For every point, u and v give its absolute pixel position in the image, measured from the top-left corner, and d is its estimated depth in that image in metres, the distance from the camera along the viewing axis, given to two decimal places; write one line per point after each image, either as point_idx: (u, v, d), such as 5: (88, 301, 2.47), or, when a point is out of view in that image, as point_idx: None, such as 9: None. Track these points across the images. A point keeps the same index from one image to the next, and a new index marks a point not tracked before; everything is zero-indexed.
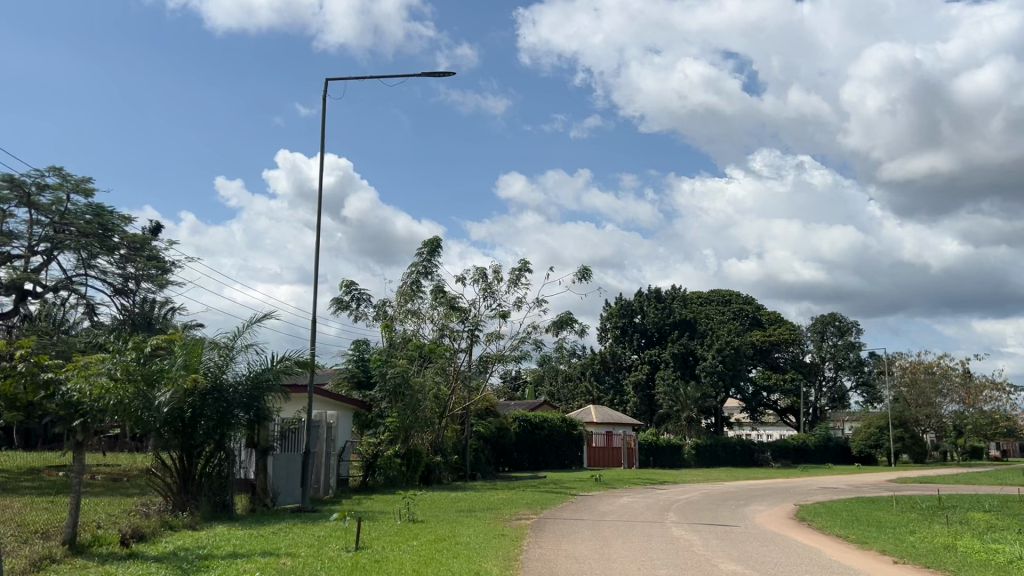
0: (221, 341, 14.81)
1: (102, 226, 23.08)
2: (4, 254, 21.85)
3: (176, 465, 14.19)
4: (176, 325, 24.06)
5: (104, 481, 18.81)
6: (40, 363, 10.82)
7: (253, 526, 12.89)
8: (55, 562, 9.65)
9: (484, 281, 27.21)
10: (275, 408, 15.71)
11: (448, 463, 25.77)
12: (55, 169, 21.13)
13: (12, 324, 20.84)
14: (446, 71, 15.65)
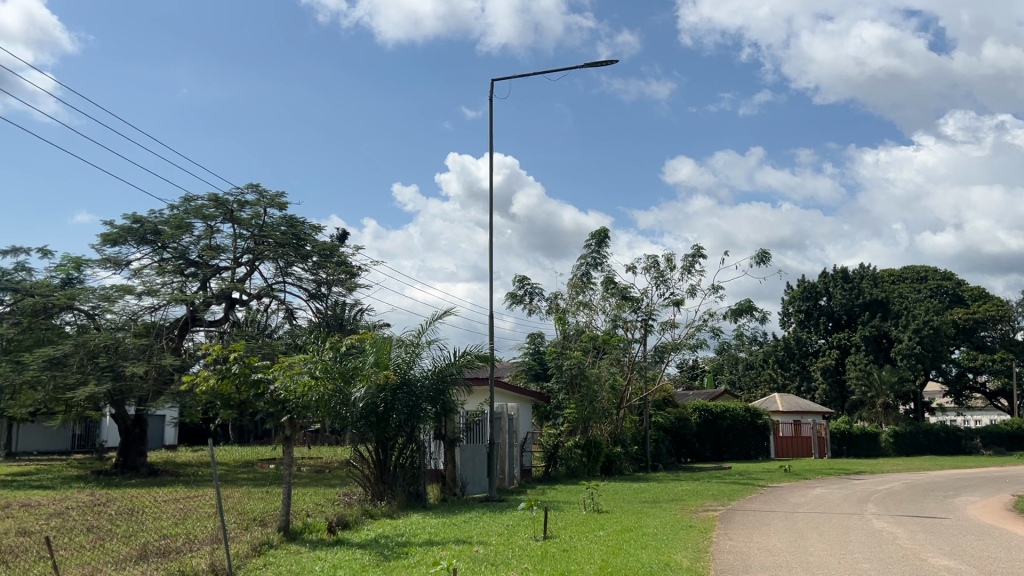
0: (407, 339, 15.49)
1: (295, 235, 24.77)
2: (213, 266, 23.97)
3: (373, 457, 15.01)
4: (364, 325, 25.42)
5: (309, 472, 20.29)
6: (251, 363, 11.78)
7: (446, 515, 13.41)
8: (272, 547, 10.48)
9: (656, 269, 26.83)
10: (459, 401, 16.29)
11: (629, 454, 25.62)
12: (253, 185, 22.94)
13: (223, 330, 22.84)
14: (604, 60, 15.73)
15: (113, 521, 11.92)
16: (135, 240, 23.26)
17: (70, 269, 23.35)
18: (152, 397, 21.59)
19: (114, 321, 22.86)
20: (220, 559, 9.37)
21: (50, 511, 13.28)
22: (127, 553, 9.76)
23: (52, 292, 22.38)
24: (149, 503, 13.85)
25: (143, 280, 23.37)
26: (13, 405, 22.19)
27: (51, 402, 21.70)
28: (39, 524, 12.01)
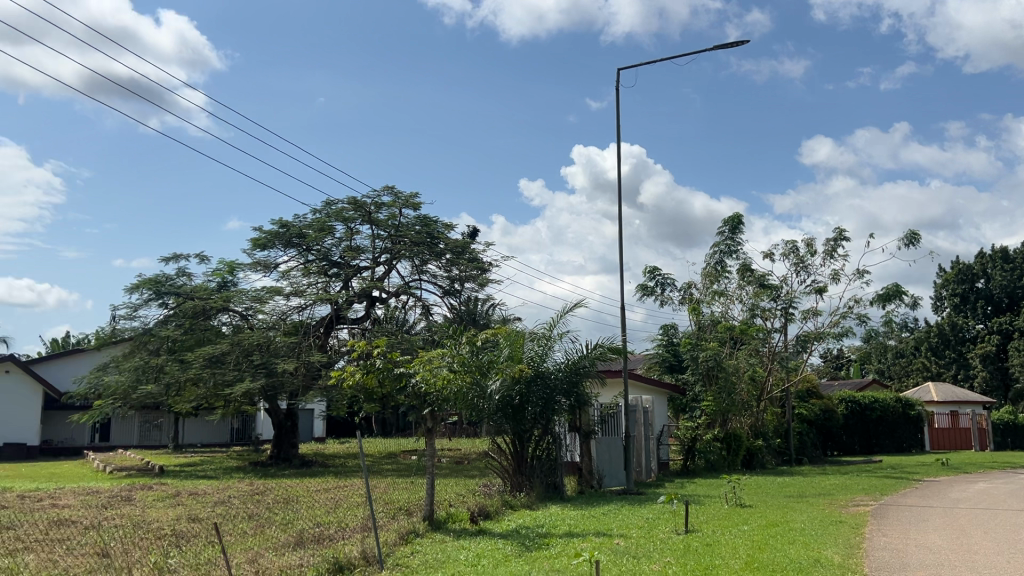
0: (539, 332, 15.59)
1: (429, 234, 25.42)
2: (354, 267, 24.94)
3: (510, 449, 15.23)
4: (498, 319, 25.78)
5: (449, 464, 20.81)
6: (393, 358, 12.19)
7: (585, 507, 13.44)
8: (418, 535, 10.83)
9: (795, 255, 25.83)
10: (594, 393, 16.29)
11: (771, 448, 24.89)
12: (389, 187, 23.70)
13: (364, 327, 23.77)
14: (734, 42, 15.30)
15: (270, 509, 12.66)
16: (281, 244, 24.54)
17: (225, 273, 24.88)
18: (302, 391, 22.70)
19: (265, 321, 24.18)
20: (371, 547, 9.77)
21: (214, 499, 14.27)
22: (285, 539, 10.34)
23: (210, 294, 23.95)
24: (302, 493, 14.61)
25: (290, 282, 24.63)
26: (179, 401, 23.93)
27: (212, 398, 23.25)
28: (206, 511, 12.92)
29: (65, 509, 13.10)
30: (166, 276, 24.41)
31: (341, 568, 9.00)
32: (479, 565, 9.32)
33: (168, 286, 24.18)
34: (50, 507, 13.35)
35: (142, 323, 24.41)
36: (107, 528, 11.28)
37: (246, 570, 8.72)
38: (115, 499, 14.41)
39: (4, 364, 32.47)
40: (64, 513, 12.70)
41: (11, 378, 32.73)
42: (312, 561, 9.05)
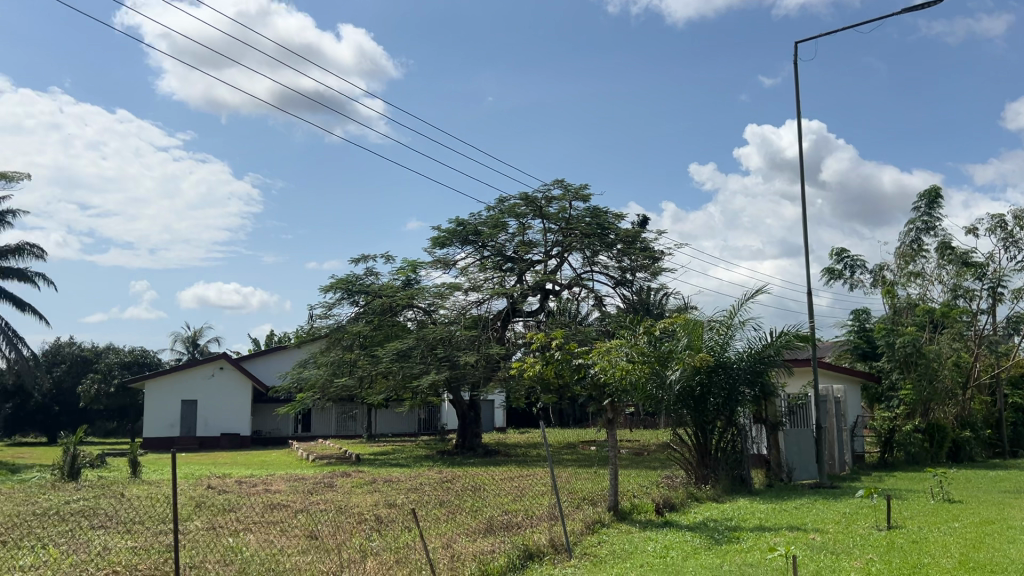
0: (719, 321, 15.18)
1: (600, 225, 25.35)
2: (528, 261, 25.37)
3: (693, 440, 14.94)
4: (674, 308, 25.34)
5: (630, 455, 20.73)
6: (571, 350, 12.28)
7: (774, 501, 12.97)
8: (605, 525, 10.89)
9: (1002, 230, 23.64)
10: (779, 383, 15.69)
11: (981, 439, 22.82)
12: (559, 181, 23.84)
13: (540, 320, 24.09)
14: (925, 2, 14.18)
15: (460, 497, 13.14)
16: (459, 241, 25.36)
17: (409, 272, 26.01)
18: (483, 383, 23.34)
19: (447, 316, 25.05)
20: (559, 535, 9.90)
21: (408, 486, 15.03)
22: (476, 525, 10.72)
23: (396, 292, 25.14)
24: (489, 481, 15.05)
25: (468, 277, 25.40)
26: (371, 394, 25.35)
27: (401, 390, 24.44)
28: (401, 498, 13.59)
29: (277, 494, 14.22)
30: (356, 276, 25.77)
31: (531, 555, 9.20)
32: (667, 556, 9.21)
33: (358, 286, 25.53)
34: (264, 491, 14.54)
35: (336, 321, 26.02)
36: (314, 511, 12.12)
37: (441, 554, 9.09)
38: (319, 485, 15.48)
39: (218, 361, 35.67)
40: (276, 497, 13.79)
41: (224, 374, 35.89)
42: (503, 548, 9.29)
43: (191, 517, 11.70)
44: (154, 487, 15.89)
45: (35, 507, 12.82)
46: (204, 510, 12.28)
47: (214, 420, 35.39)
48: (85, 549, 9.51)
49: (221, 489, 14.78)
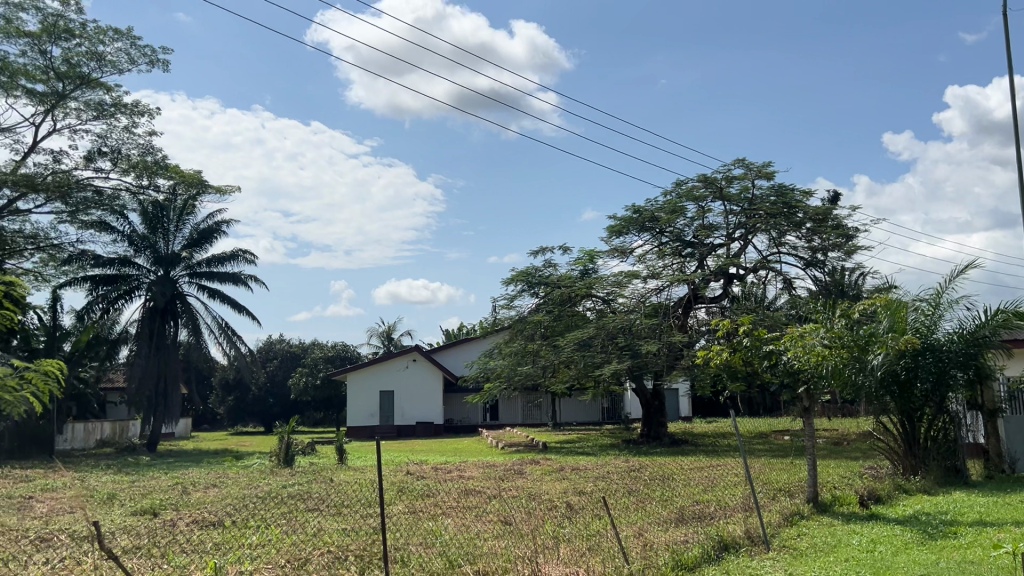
0: (923, 300, 14.05)
1: (786, 204, 24.23)
2: (709, 245, 24.74)
3: (898, 429, 14.09)
4: (872, 288, 23.84)
5: (827, 444, 19.73)
6: (761, 336, 11.87)
7: (997, 494, 11.90)
8: (804, 517, 10.43)
9: None
10: (998, 366, 14.31)
11: None
12: (740, 160, 23.04)
13: (724, 306, 23.41)
14: None
15: (649, 486, 13.05)
16: (636, 229, 25.16)
17: (587, 261, 26.08)
18: (667, 372, 22.95)
19: (626, 305, 24.92)
20: (755, 527, 9.60)
21: (596, 474, 15.12)
22: (667, 515, 10.60)
23: (575, 282, 25.33)
24: (678, 470, 14.85)
25: (647, 265, 25.13)
26: (555, 383, 25.69)
27: (583, 378, 24.60)
28: (589, 485, 13.70)
29: (471, 479, 14.77)
30: (536, 268, 26.06)
31: (727, 547, 8.98)
32: (875, 551, 8.68)
33: (538, 277, 25.83)
34: (458, 477, 15.15)
35: (518, 312, 26.57)
36: (506, 497, 12.48)
37: (633, 542, 9.09)
38: (510, 472, 15.92)
39: (411, 354, 37.44)
40: (470, 483, 14.33)
41: (418, 366, 37.67)
42: (696, 538, 9.13)
43: (394, 502, 12.37)
44: (358, 472, 16.97)
45: (257, 490, 14.07)
46: (405, 495, 12.97)
47: (410, 409, 37.23)
48: (301, 529, 10.32)
49: (418, 475, 15.55)
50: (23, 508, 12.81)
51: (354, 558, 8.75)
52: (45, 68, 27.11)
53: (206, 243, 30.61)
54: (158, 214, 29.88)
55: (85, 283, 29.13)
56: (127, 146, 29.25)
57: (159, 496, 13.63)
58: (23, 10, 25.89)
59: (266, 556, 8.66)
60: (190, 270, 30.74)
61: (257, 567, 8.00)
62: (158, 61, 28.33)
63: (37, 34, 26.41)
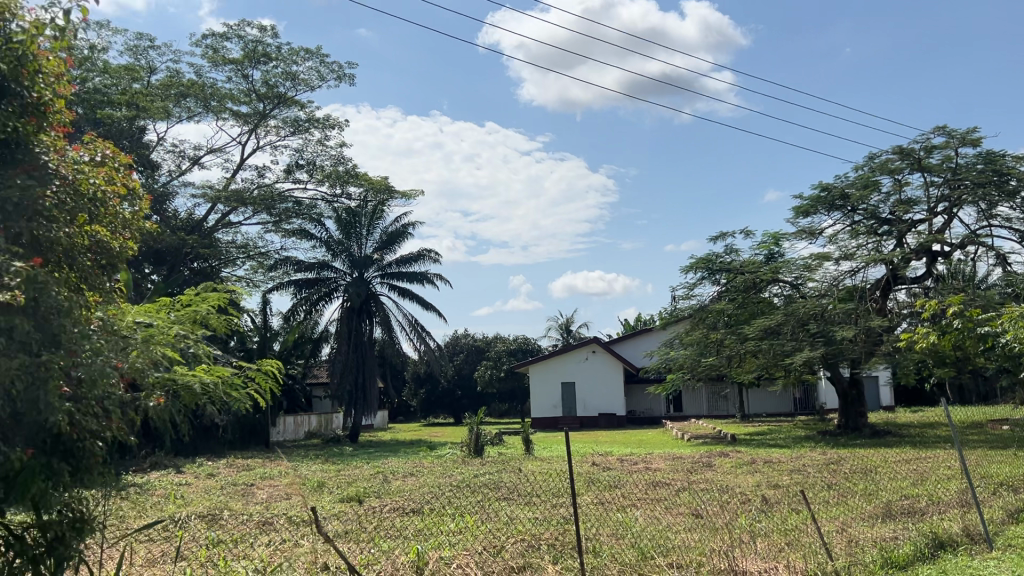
0: None
1: (997, 171, 22.14)
2: (908, 221, 23.07)
3: None
4: None
5: None
6: (973, 317, 10.90)
7: None
8: None
9: None
10: None
11: None
12: (940, 128, 21.29)
13: (928, 287, 21.73)
14: None
15: (850, 479, 12.36)
16: (825, 208, 23.90)
17: (772, 245, 25.04)
18: (865, 359, 21.61)
19: (817, 289, 23.70)
20: (974, 524, 8.85)
21: (790, 467, 14.52)
22: (872, 510, 9.97)
23: (759, 268, 24.45)
24: (881, 463, 13.96)
25: (839, 245, 23.80)
26: (742, 373, 24.94)
27: (772, 367, 23.68)
28: (785, 478, 13.18)
29: (659, 471, 14.63)
30: (716, 254, 25.28)
31: (943, 544, 8.34)
32: None
33: (719, 264, 25.10)
34: (645, 469, 15.03)
35: (700, 301, 25.99)
36: (696, 490, 12.25)
37: (836, 539, 8.63)
38: (698, 464, 15.61)
39: (591, 345, 37.60)
40: (658, 475, 14.18)
41: (598, 358, 37.75)
42: (908, 535, 8.54)
43: (583, 492, 12.49)
44: (547, 462, 17.25)
45: (451, 480, 14.66)
46: (593, 485, 13.05)
47: (592, 401, 37.39)
48: (496, 518, 10.63)
49: (604, 466, 15.58)
50: (247, 494, 14.06)
51: (546, 547, 8.90)
52: (248, 90, 29.53)
53: (395, 244, 32.18)
54: (351, 219, 31.77)
55: (290, 287, 31.50)
56: (321, 157, 31.35)
57: (363, 484, 14.51)
58: (227, 40, 28.34)
59: (464, 543, 8.98)
60: (382, 271, 32.42)
61: (458, 552, 8.33)
62: (345, 75, 30.13)
63: (240, 61, 28.82)
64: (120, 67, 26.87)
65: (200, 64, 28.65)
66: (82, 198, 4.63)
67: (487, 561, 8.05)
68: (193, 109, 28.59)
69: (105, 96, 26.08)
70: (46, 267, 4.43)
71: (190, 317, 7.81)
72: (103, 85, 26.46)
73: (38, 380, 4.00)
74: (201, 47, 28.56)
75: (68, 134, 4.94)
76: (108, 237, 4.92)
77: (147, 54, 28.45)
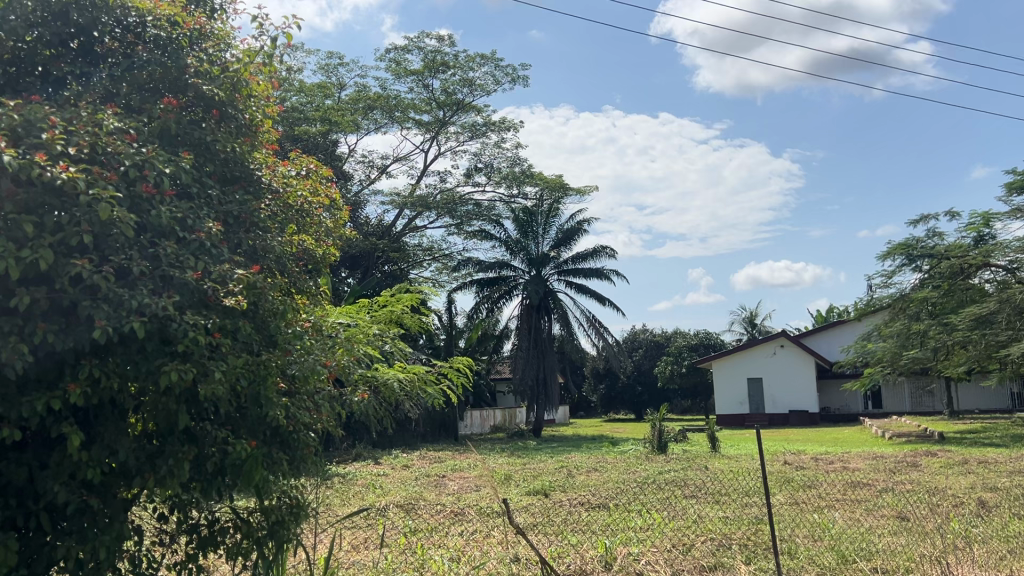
0: None
1: None
2: None
3: None
4: None
5: None
6: None
7: None
8: None
9: None
10: None
11: None
12: None
13: None
14: None
15: None
16: None
17: (980, 226, 23.00)
18: None
19: None
20: None
21: (1009, 469, 13.26)
22: None
23: (967, 252, 22.50)
24: None
25: None
26: (950, 366, 23.07)
27: (985, 359, 21.72)
28: (1004, 481, 12.05)
29: (857, 471, 13.82)
30: (916, 239, 23.58)
31: None
32: None
33: (919, 249, 23.36)
34: (843, 469, 14.24)
35: (899, 289, 24.30)
36: (900, 491, 11.49)
37: None
38: (902, 464, 14.62)
39: (779, 339, 36.09)
40: (857, 475, 13.39)
41: (786, 352, 36.20)
42: None
43: (776, 491, 12.05)
44: (734, 460, 16.76)
45: (636, 475, 14.60)
46: (786, 485, 12.55)
47: (781, 397, 35.93)
48: (683, 515, 10.48)
49: (797, 464, 14.94)
50: (439, 485, 14.68)
51: (738, 547, 8.66)
52: (429, 99, 30.75)
53: (571, 242, 32.35)
54: (528, 219, 32.32)
55: (472, 286, 32.53)
56: (498, 160, 32.11)
57: (549, 478, 14.75)
58: (409, 52, 29.66)
59: (652, 539, 8.93)
60: (559, 268, 32.74)
61: (646, 549, 8.29)
62: (519, 77, 30.71)
63: (421, 71, 30.09)
64: (314, 85, 28.89)
65: (385, 77, 30.19)
66: (291, 209, 5.10)
67: (677, 559, 7.96)
68: (380, 120, 30.17)
69: (303, 113, 28.07)
70: (264, 273, 4.84)
71: (386, 317, 8.31)
72: (299, 104, 28.48)
73: (260, 376, 4.37)
74: (385, 61, 30.07)
75: (277, 151, 5.39)
76: (313, 243, 5.32)
77: (337, 71, 30.32)
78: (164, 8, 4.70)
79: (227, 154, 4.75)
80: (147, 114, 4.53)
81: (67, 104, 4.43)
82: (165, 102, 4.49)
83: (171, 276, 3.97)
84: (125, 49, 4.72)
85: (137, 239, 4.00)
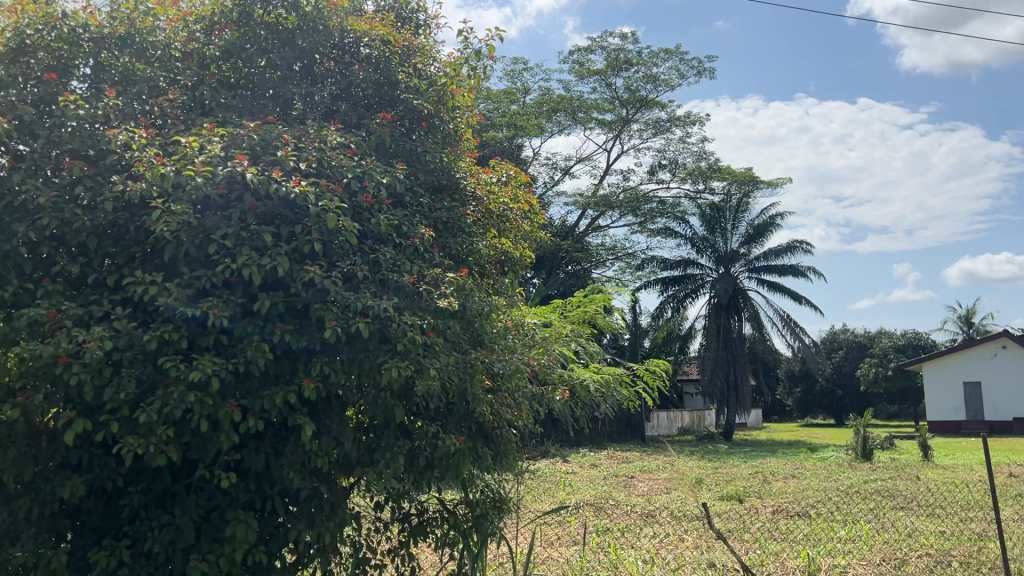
0: None
1: None
2: None
3: None
4: None
5: None
6: None
7: None
8: None
9: None
10: None
11: None
12: None
13: None
14: None
15: None
16: None
17: None
18: None
19: None
20: None
21: None
22: None
23: None
24: None
25: None
26: None
27: None
28: None
29: None
30: None
31: None
32: None
33: None
34: None
35: None
36: None
37: None
38: None
39: (1000, 340, 32.86)
40: None
41: (1008, 354, 32.85)
42: None
43: (1001, 507, 10.99)
44: (950, 471, 15.45)
45: (839, 484, 13.82)
46: (1013, 500, 11.42)
47: (1003, 403, 32.71)
48: (894, 528, 9.80)
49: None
50: (628, 486, 14.62)
51: (958, 566, 8.00)
52: (611, 97, 30.69)
53: (763, 238, 31.12)
54: (715, 215, 31.46)
55: (657, 286, 32.14)
56: (683, 155, 31.52)
57: (742, 483, 14.30)
58: (591, 52, 29.79)
59: (860, 552, 8.44)
60: (750, 265, 31.62)
61: (854, 562, 7.86)
62: (705, 70, 30.00)
63: (604, 70, 30.13)
64: (500, 92, 29.73)
65: (568, 79, 30.49)
66: (493, 215, 5.28)
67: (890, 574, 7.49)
68: (563, 122, 30.46)
69: (490, 120, 29.07)
70: (468, 275, 5.07)
71: (580, 318, 8.45)
72: (487, 111, 29.38)
73: (467, 374, 4.56)
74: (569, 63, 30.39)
75: (478, 159, 5.60)
76: (511, 247, 5.49)
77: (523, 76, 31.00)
78: (378, 28, 5.06)
79: (436, 164, 4.99)
80: (364, 129, 4.86)
81: (296, 123, 4.80)
82: (380, 117, 4.80)
83: (389, 279, 4.26)
84: (342, 68, 5.07)
85: (359, 245, 4.31)
